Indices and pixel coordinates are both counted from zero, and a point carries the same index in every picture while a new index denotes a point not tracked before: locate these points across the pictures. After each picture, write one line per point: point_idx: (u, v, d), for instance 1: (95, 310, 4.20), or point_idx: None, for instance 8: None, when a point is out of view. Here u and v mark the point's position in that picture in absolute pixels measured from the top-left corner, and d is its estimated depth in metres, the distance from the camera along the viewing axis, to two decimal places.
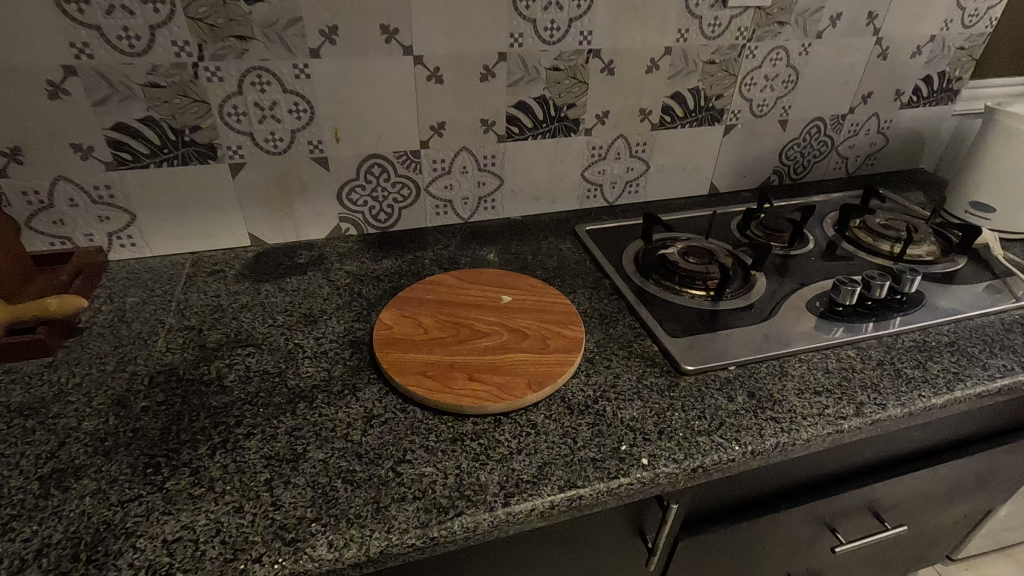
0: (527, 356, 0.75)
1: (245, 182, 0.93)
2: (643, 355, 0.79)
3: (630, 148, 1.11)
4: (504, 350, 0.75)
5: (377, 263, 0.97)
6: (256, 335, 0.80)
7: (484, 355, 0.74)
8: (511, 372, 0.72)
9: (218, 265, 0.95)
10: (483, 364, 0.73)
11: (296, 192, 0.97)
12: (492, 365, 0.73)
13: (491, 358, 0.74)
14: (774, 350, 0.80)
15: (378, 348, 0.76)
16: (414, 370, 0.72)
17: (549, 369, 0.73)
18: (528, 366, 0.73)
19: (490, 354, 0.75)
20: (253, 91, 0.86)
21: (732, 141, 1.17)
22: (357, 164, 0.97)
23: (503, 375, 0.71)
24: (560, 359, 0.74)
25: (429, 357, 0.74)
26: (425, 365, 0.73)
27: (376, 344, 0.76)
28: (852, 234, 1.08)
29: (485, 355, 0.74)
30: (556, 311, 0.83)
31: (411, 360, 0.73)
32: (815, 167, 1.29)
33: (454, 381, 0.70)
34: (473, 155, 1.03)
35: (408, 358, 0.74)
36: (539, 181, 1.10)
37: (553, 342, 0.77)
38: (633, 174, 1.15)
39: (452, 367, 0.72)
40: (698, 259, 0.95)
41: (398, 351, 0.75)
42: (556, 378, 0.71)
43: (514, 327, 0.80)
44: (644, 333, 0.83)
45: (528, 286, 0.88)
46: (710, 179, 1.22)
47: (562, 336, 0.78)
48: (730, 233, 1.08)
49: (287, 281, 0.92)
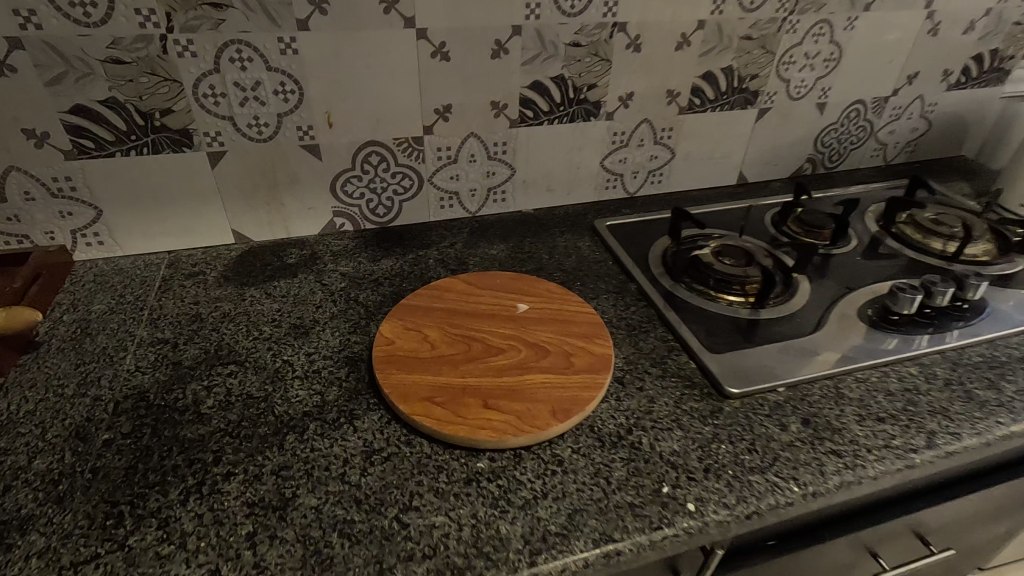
0: (549, 378, 0.65)
1: (227, 173, 0.83)
2: (679, 374, 0.70)
3: (655, 134, 1.01)
4: (523, 371, 0.66)
5: (376, 264, 0.87)
6: (238, 351, 0.70)
7: (500, 377, 0.65)
8: (533, 398, 0.62)
9: (197, 266, 0.85)
10: (500, 388, 0.63)
11: (284, 184, 0.86)
12: (511, 389, 0.63)
13: (509, 381, 0.64)
14: (828, 367, 0.70)
15: (379, 368, 0.66)
16: (421, 396, 0.62)
17: (576, 394, 0.63)
18: (551, 391, 0.64)
19: (507, 375, 0.65)
20: (232, 69, 0.75)
21: (765, 126, 1.07)
22: (353, 152, 0.87)
23: (523, 403, 0.62)
24: (588, 381, 0.65)
25: (438, 380, 0.64)
26: (433, 390, 0.63)
27: (376, 364, 0.67)
28: (898, 230, 0.98)
29: (502, 377, 0.65)
30: (580, 322, 0.73)
31: (417, 384, 0.64)
32: (851, 155, 1.18)
33: (467, 410, 0.61)
34: (481, 142, 0.92)
35: (414, 380, 0.64)
36: (554, 171, 0.99)
37: (579, 360, 0.68)
38: (657, 163, 1.05)
39: (464, 391, 0.63)
40: (734, 261, 0.85)
41: (402, 372, 0.65)
42: (585, 405, 0.62)
43: (533, 341, 0.70)
44: (678, 347, 0.74)
45: (547, 292, 0.78)
46: (739, 168, 1.11)
47: (588, 352, 0.69)
48: (766, 229, 0.98)
49: (275, 286, 0.82)
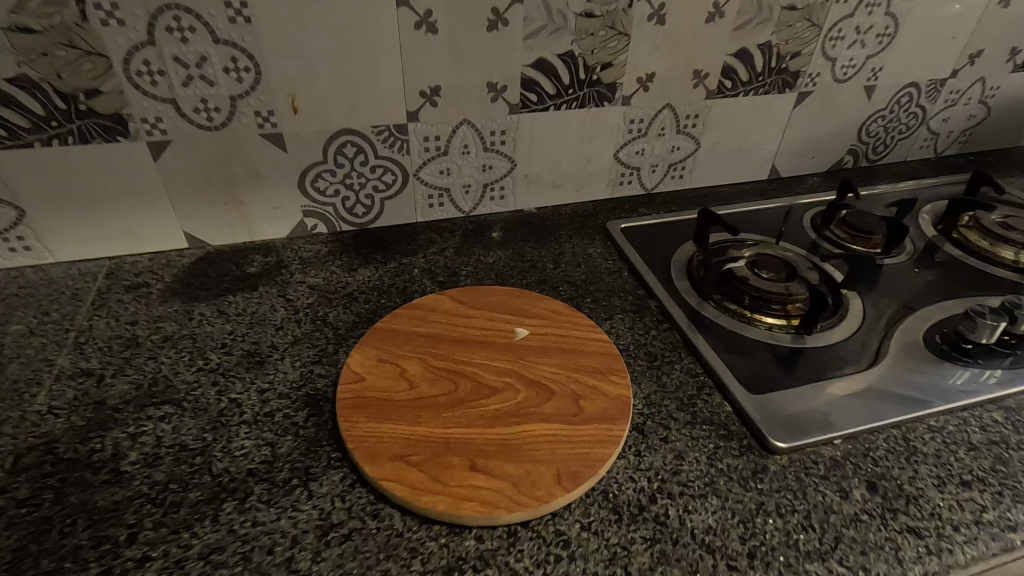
0: (553, 429, 0.53)
1: (172, 167, 0.70)
2: (712, 421, 0.57)
3: (678, 122, 0.87)
4: (521, 420, 0.53)
5: (351, 275, 0.74)
6: (176, 387, 0.58)
7: (493, 427, 0.53)
8: (532, 459, 0.50)
9: (140, 277, 0.72)
10: (491, 443, 0.51)
11: (243, 180, 0.73)
12: (505, 445, 0.51)
13: (503, 433, 0.52)
14: (896, 414, 0.57)
15: (343, 414, 0.54)
16: (393, 455, 0.50)
17: (585, 452, 0.51)
18: (555, 447, 0.51)
19: (501, 426, 0.53)
20: (171, 41, 0.62)
21: (804, 113, 0.93)
22: (324, 142, 0.73)
23: (519, 465, 0.50)
24: (601, 435, 0.52)
25: (414, 432, 0.52)
26: (408, 445, 0.51)
27: (340, 408, 0.54)
28: (961, 235, 0.84)
29: (494, 428, 0.52)
30: (589, 353, 0.61)
31: (389, 436, 0.52)
32: (899, 146, 1.04)
33: (449, 474, 0.49)
34: (476, 130, 0.78)
35: (385, 432, 0.52)
36: (560, 164, 0.86)
37: (590, 405, 0.55)
38: (679, 155, 0.91)
39: (446, 448, 0.51)
40: (773, 275, 0.72)
41: (371, 420, 0.53)
42: (596, 468, 0.50)
43: (534, 380, 0.57)
44: (709, 384, 0.61)
45: (552, 313, 0.65)
46: (772, 161, 0.97)
47: (601, 395, 0.56)
48: (805, 234, 0.84)
49: (230, 302, 0.69)
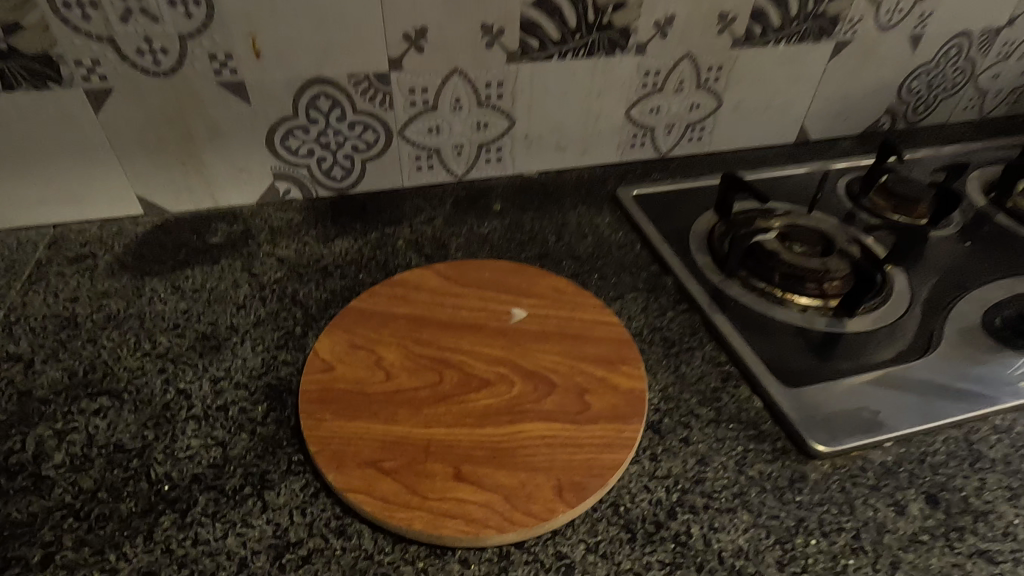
0: (553, 431, 0.45)
1: (117, 120, 0.60)
2: (739, 419, 0.49)
3: (699, 75, 0.77)
4: (516, 419, 0.45)
5: (326, 247, 0.66)
6: (116, 375, 0.50)
7: (482, 428, 0.45)
8: (528, 466, 0.42)
9: (87, 247, 0.64)
10: (480, 448, 0.43)
11: (200, 137, 0.64)
12: (496, 451, 0.43)
13: (495, 434, 0.44)
14: (957, 412, 0.49)
15: (307, 410, 0.46)
16: (363, 461, 0.42)
17: (591, 458, 0.43)
18: (556, 453, 0.43)
19: (492, 427, 0.45)
20: None
21: (841, 67, 0.82)
22: (293, 94, 0.64)
23: (513, 474, 0.42)
24: (611, 438, 0.44)
25: (390, 434, 0.44)
26: (381, 449, 0.43)
27: (304, 403, 0.46)
28: (1016, 206, 0.75)
29: (485, 429, 0.45)
30: (597, 339, 0.52)
31: (359, 439, 0.44)
32: (941, 106, 0.94)
33: (429, 486, 0.41)
34: (469, 82, 0.68)
35: (355, 433, 0.44)
36: (565, 123, 0.76)
37: (597, 401, 0.47)
38: (698, 113, 0.81)
39: (427, 453, 0.43)
40: (807, 249, 0.63)
41: (340, 418, 0.45)
42: (605, 478, 0.42)
43: (532, 371, 0.49)
44: (736, 374, 0.53)
45: (554, 292, 0.57)
46: (801, 122, 0.87)
47: (610, 389, 0.48)
48: (840, 203, 0.75)
49: (186, 277, 0.61)
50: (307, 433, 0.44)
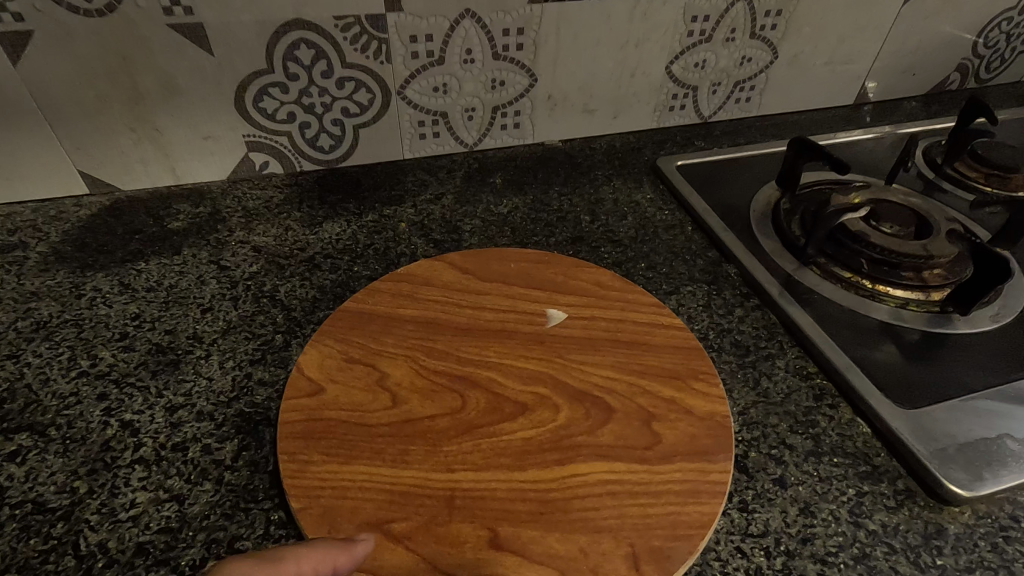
0: (616, 474, 0.35)
1: (43, 73, 0.48)
2: (844, 451, 0.38)
3: (753, 21, 0.64)
4: (566, 459, 0.35)
5: (312, 231, 0.54)
6: (42, 403, 0.39)
7: (523, 471, 0.34)
8: (589, 528, 0.32)
9: (17, 234, 0.52)
10: (522, 501, 0.33)
11: (152, 96, 0.51)
12: (543, 505, 0.33)
13: (540, 482, 0.34)
14: None
15: (285, 449, 0.35)
16: (364, 522, 0.32)
17: (672, 513, 0.33)
18: (624, 506, 0.33)
19: (536, 470, 0.35)
20: None
21: (914, 13, 0.70)
22: (267, 43, 0.51)
23: (569, 539, 0.32)
24: (695, 484, 0.34)
25: (400, 481, 0.34)
26: (388, 505, 0.33)
27: (282, 439, 0.35)
28: None
29: (526, 474, 0.34)
30: (658, 351, 0.41)
31: (358, 490, 0.33)
32: (1016, 61, 0.82)
33: (456, 559, 0.31)
34: (483, 28, 0.56)
35: (352, 481, 0.34)
36: (596, 79, 0.64)
37: (670, 433, 0.37)
38: (749, 69, 0.69)
39: (451, 509, 0.33)
40: (898, 229, 0.52)
41: (331, 460, 0.34)
42: (694, 542, 0.32)
43: (580, 392, 0.39)
44: (830, 391, 0.42)
45: (598, 287, 0.46)
46: (862, 80, 0.76)
47: (684, 415, 0.38)
48: (919, 171, 0.64)
49: (138, 272, 0.49)
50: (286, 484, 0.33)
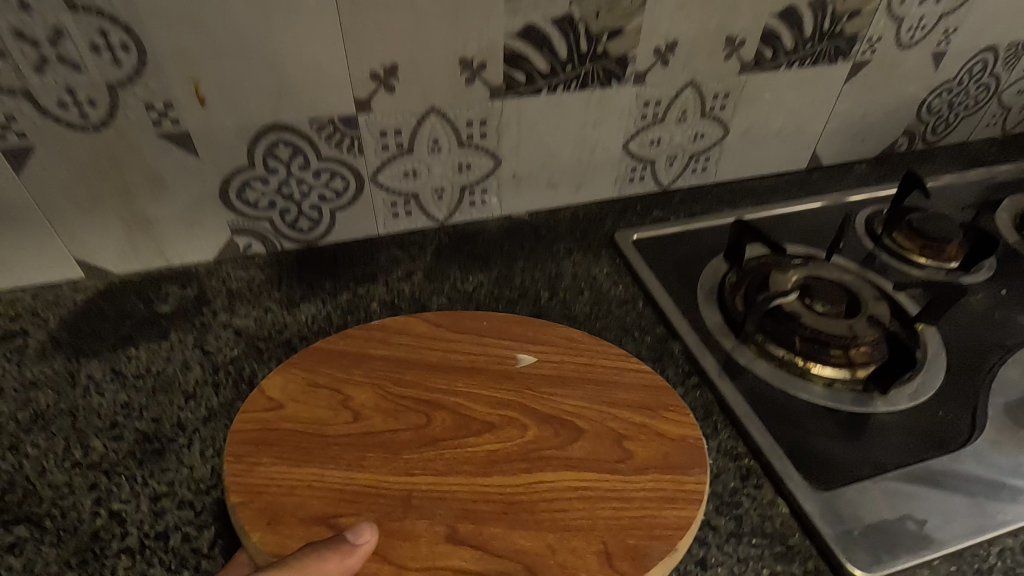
0: (586, 482, 0.41)
1: (43, 180, 0.53)
2: (764, 531, 0.42)
3: (704, 103, 0.69)
4: (531, 468, 0.41)
5: (290, 313, 0.58)
6: (39, 495, 0.43)
7: (486, 477, 0.41)
8: (557, 527, 0.39)
9: (18, 322, 0.56)
10: (486, 503, 0.40)
11: (142, 193, 0.56)
12: (508, 505, 0.39)
13: (505, 487, 0.40)
14: (1013, 516, 0.43)
15: (236, 452, 0.41)
16: (310, 516, 0.38)
17: (648, 516, 0.39)
18: (599, 509, 0.39)
19: (501, 475, 0.41)
20: (5, 9, 0.44)
21: (858, 89, 0.75)
22: (247, 143, 0.56)
23: (536, 535, 0.38)
24: (669, 492, 0.40)
25: (354, 483, 0.40)
26: (337, 502, 0.39)
27: (234, 442, 0.41)
28: None
29: (490, 479, 0.41)
30: (627, 389, 0.46)
31: (305, 490, 0.39)
32: (962, 124, 0.86)
33: (411, 551, 0.37)
34: (448, 121, 0.61)
35: (299, 483, 0.40)
36: (557, 158, 0.68)
37: (641, 449, 0.43)
38: (702, 144, 0.74)
39: (406, 507, 0.39)
40: (830, 307, 0.56)
41: (280, 463, 0.40)
42: (670, 541, 0.38)
43: (547, 415, 0.44)
44: (756, 471, 0.46)
45: (567, 340, 0.49)
46: (814, 146, 0.80)
47: (655, 436, 0.43)
48: (861, 244, 0.68)
49: (129, 358, 0.53)
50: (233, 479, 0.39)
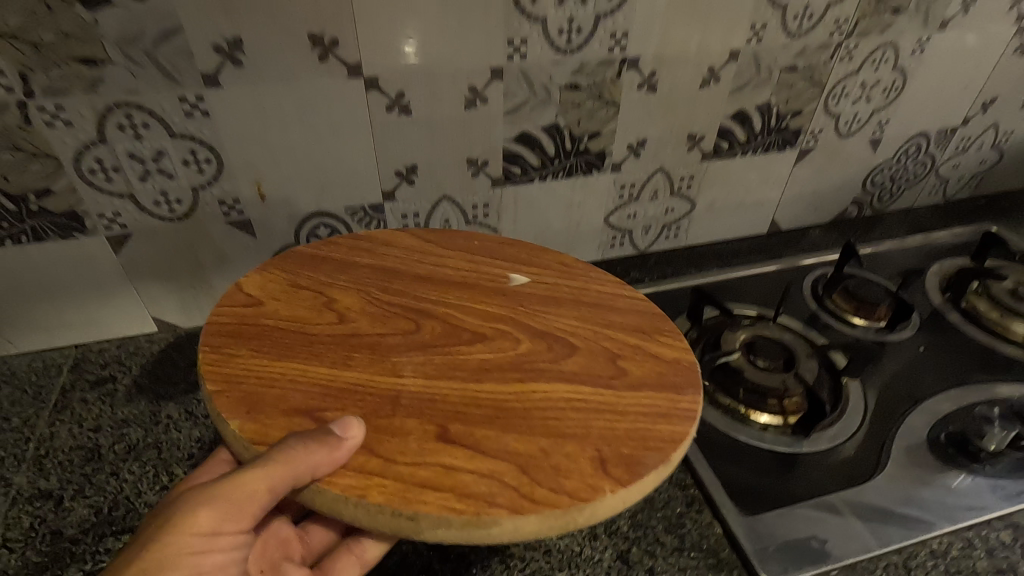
0: (578, 396, 0.48)
1: (135, 258, 0.66)
2: (700, 547, 0.54)
3: (672, 185, 0.82)
4: (524, 378, 0.49)
5: None
6: (137, 512, 0.56)
7: (476, 384, 0.48)
8: (550, 433, 0.45)
9: (106, 369, 0.69)
10: (481, 407, 0.46)
11: (210, 267, 0.70)
12: (500, 412, 0.46)
13: (495, 394, 0.47)
14: (898, 538, 0.54)
15: (216, 343, 0.48)
16: (293, 408, 0.44)
17: (641, 428, 0.45)
18: (592, 419, 0.46)
19: (488, 383, 0.48)
20: (123, 138, 0.57)
21: (806, 169, 0.88)
22: (295, 226, 0.70)
23: (531, 440, 0.44)
24: (665, 408, 0.47)
25: (340, 380, 0.47)
26: (321, 397, 0.46)
27: (217, 336, 0.49)
28: (968, 304, 0.80)
29: (479, 385, 0.48)
30: (623, 312, 0.55)
31: (287, 383, 0.46)
32: (906, 194, 0.99)
33: (400, 447, 0.43)
34: (457, 205, 0.74)
35: (285, 375, 0.47)
36: (548, 230, 0.81)
37: (635, 367, 0.50)
38: (673, 216, 0.87)
39: (395, 405, 0.46)
40: (770, 363, 0.68)
41: (261, 356, 0.48)
42: (664, 451, 0.44)
43: (540, 332, 0.53)
44: (699, 498, 0.58)
45: (558, 265, 0.60)
46: (773, 215, 0.92)
47: (649, 356, 0.51)
48: (805, 304, 0.81)
49: (198, 401, 0.66)
50: (217, 370, 0.46)
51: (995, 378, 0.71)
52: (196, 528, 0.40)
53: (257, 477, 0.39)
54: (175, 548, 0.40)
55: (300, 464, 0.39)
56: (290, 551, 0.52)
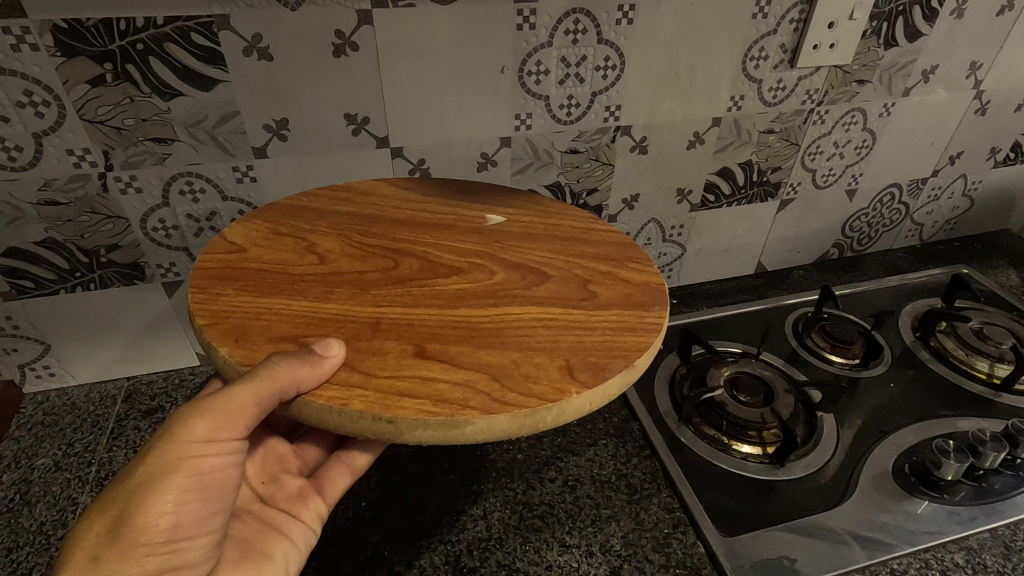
0: (548, 316, 0.51)
1: (185, 301, 0.75)
2: (685, 563, 0.61)
3: (663, 232, 0.91)
4: (497, 303, 0.52)
5: None
6: None
7: (451, 309, 0.51)
8: (520, 346, 0.48)
9: (156, 400, 0.77)
10: (456, 329, 0.49)
11: None
12: (474, 332, 0.49)
13: (469, 318, 0.50)
14: (861, 558, 0.61)
15: (203, 287, 0.50)
16: (278, 336, 0.47)
17: (607, 339, 0.49)
18: (560, 335, 0.49)
19: (463, 309, 0.51)
20: (184, 202, 0.67)
21: (788, 217, 0.96)
22: None
23: (504, 355, 0.47)
24: (631, 322, 0.51)
25: (321, 311, 0.50)
26: (307, 326, 0.48)
27: (203, 279, 0.51)
28: (937, 342, 0.88)
29: (454, 311, 0.51)
30: (597, 243, 0.60)
31: (272, 316, 0.48)
32: (884, 237, 1.07)
33: (380, 364, 0.45)
34: None
35: (270, 310, 0.49)
36: None
37: (604, 291, 0.54)
38: (666, 260, 0.95)
39: (375, 329, 0.48)
40: (750, 397, 0.75)
41: (246, 294, 0.50)
42: (627, 357, 0.47)
43: (513, 265, 0.56)
44: (685, 521, 0.65)
45: (533, 209, 0.65)
46: (758, 257, 1.00)
47: (620, 281, 0.55)
48: (786, 342, 0.88)
49: None
50: (205, 307, 0.48)
51: (959, 411, 0.78)
52: (192, 435, 0.44)
53: (242, 391, 0.42)
54: (174, 449, 0.44)
55: (282, 379, 0.41)
56: (286, 464, 0.61)
